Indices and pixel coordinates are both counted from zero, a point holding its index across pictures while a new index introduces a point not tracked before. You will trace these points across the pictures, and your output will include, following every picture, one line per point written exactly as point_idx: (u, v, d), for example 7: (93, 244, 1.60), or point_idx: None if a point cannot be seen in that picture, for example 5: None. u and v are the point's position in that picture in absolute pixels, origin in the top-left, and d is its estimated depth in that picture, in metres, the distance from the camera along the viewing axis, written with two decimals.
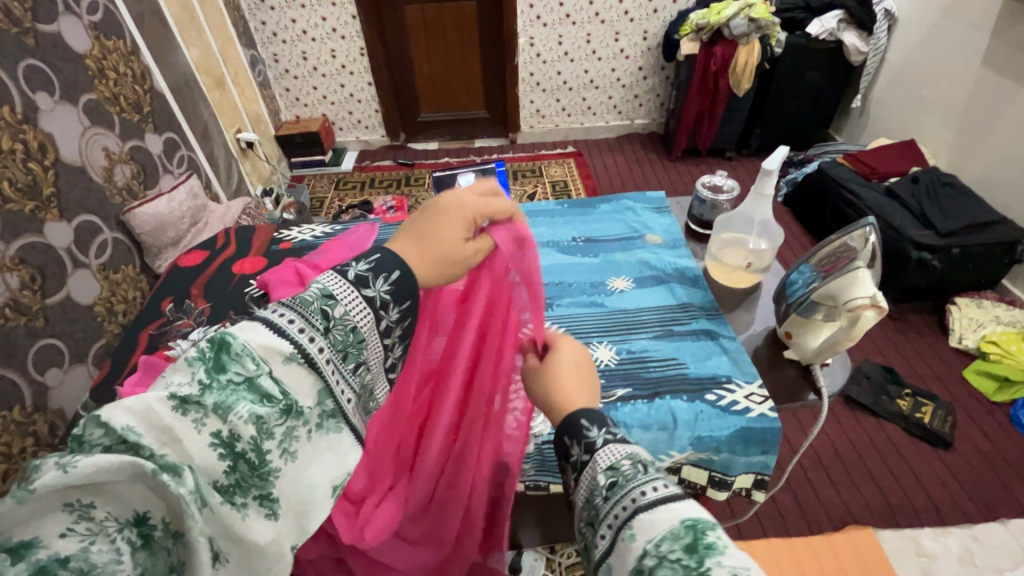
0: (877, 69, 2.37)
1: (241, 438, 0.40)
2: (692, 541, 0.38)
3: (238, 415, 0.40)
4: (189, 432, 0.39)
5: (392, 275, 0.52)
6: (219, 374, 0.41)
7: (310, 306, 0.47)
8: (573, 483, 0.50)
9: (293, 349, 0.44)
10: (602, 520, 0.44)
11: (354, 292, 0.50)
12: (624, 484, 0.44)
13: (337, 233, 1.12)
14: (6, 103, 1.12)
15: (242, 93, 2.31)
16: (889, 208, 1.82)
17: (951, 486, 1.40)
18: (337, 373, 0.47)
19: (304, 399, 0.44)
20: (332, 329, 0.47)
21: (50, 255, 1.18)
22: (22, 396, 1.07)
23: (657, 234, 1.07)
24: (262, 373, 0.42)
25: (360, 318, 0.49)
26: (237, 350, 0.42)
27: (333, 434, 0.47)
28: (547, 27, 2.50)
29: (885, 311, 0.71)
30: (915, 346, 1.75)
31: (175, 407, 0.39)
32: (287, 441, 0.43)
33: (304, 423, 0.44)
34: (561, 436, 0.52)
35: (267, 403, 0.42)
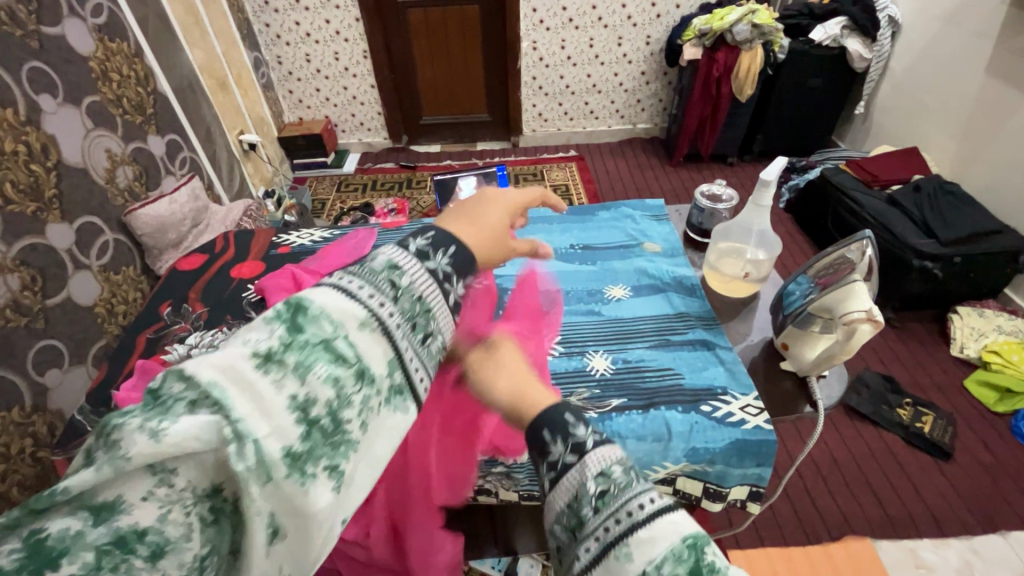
0: (881, 75, 2.36)
1: (317, 401, 0.32)
2: (696, 563, 0.33)
3: (317, 375, 0.32)
4: (268, 391, 0.31)
5: (452, 249, 0.43)
6: (298, 332, 0.33)
7: (377, 274, 0.38)
8: (547, 486, 0.42)
9: (367, 314, 0.36)
10: (588, 534, 0.38)
11: (417, 264, 0.40)
12: (617, 494, 0.38)
13: (336, 237, 1.12)
14: (10, 105, 1.13)
15: (246, 94, 2.32)
16: (891, 216, 1.81)
17: (950, 497, 1.39)
18: (410, 346, 0.38)
19: (377, 366, 0.35)
20: (402, 297, 0.38)
21: (51, 256, 1.18)
22: (21, 396, 1.08)
23: (655, 243, 1.07)
24: (338, 336, 0.34)
25: (429, 290, 0.40)
26: (315, 310, 0.34)
27: (406, 413, 0.37)
28: (550, 31, 2.50)
29: (882, 324, 0.70)
30: (916, 355, 1.74)
31: (257, 364, 0.31)
32: (366, 414, 0.34)
33: (378, 394, 0.35)
34: (539, 429, 0.44)
35: (342, 365, 0.33)
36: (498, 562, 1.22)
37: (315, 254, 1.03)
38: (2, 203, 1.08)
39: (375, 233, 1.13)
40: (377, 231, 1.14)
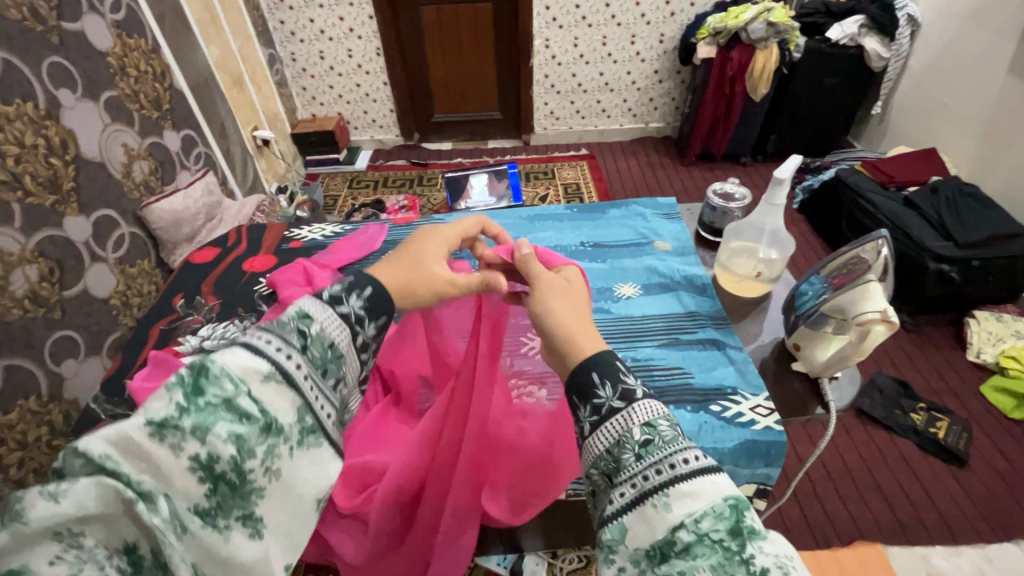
0: (899, 75, 2.33)
1: (220, 458, 0.41)
2: (736, 523, 0.38)
3: (218, 436, 0.41)
4: (168, 456, 0.40)
5: (365, 292, 0.55)
6: (197, 398, 0.41)
7: (288, 326, 0.47)
8: (587, 428, 0.47)
9: (271, 368, 0.44)
10: (627, 477, 0.43)
11: (330, 310, 0.51)
12: (661, 446, 0.43)
13: (347, 233, 1.13)
14: (31, 99, 1.15)
15: (260, 91, 2.34)
16: (907, 218, 1.79)
17: (964, 504, 1.37)
18: (317, 390, 0.48)
19: (281, 415, 0.45)
20: (309, 346, 0.48)
21: (69, 248, 1.20)
22: (38, 385, 1.10)
23: (666, 242, 1.06)
24: (240, 394, 0.42)
25: (338, 335, 0.50)
26: (215, 373, 0.42)
27: (313, 449, 0.47)
28: (563, 29, 2.49)
29: (896, 326, 0.70)
30: (931, 360, 1.71)
31: (152, 433, 0.40)
32: (270, 460, 0.44)
33: (285, 441, 0.45)
34: (587, 370, 0.49)
35: (246, 423, 0.42)
36: (503, 559, 1.21)
37: (327, 250, 1.04)
38: (22, 196, 1.10)
39: (386, 230, 1.14)
40: (388, 228, 1.15)
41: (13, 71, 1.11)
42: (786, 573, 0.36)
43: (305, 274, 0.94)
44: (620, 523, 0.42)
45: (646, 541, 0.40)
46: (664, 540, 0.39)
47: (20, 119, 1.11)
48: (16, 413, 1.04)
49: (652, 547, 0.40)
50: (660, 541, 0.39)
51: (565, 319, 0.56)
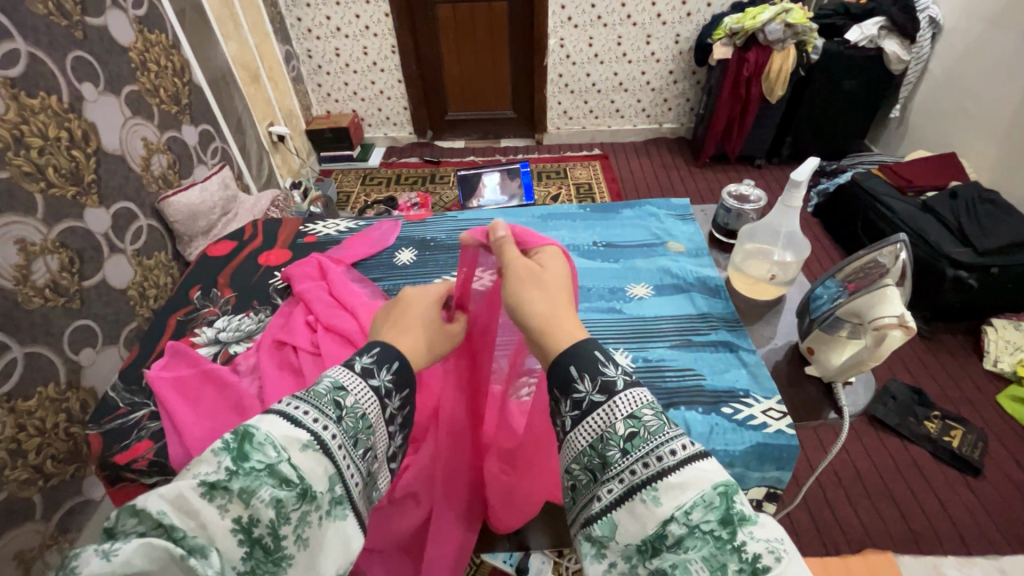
0: (919, 78, 2.29)
1: (259, 521, 0.39)
2: (726, 511, 0.38)
3: (261, 499, 0.40)
4: (214, 518, 0.38)
5: (394, 365, 0.53)
6: (244, 462, 0.41)
7: (323, 397, 0.46)
8: (568, 423, 0.48)
9: (310, 437, 0.43)
10: (614, 473, 0.44)
11: (362, 382, 0.50)
12: (646, 439, 0.43)
13: (361, 228, 1.13)
14: (54, 92, 1.17)
15: (276, 87, 2.37)
16: (924, 223, 1.76)
17: (978, 514, 1.35)
18: (348, 460, 0.46)
19: (317, 483, 0.43)
20: (344, 417, 0.46)
21: (88, 240, 1.23)
22: (57, 372, 1.12)
23: (679, 243, 1.05)
24: (283, 459, 0.41)
25: (370, 406, 0.49)
26: (260, 440, 0.42)
27: (338, 520, 0.44)
28: (578, 28, 2.49)
29: (914, 332, 0.68)
30: (946, 367, 1.69)
31: (203, 493, 0.38)
32: (301, 527, 0.41)
33: (316, 508, 0.43)
34: (565, 364, 0.49)
35: (287, 487, 0.41)
36: (509, 557, 1.22)
37: (341, 247, 1.05)
38: (45, 187, 1.12)
39: (399, 227, 1.14)
40: (401, 224, 1.15)
41: (38, 64, 1.13)
42: (778, 557, 0.36)
43: (320, 269, 0.96)
44: (610, 520, 0.43)
45: (637, 537, 0.40)
46: (654, 534, 0.40)
47: (44, 111, 1.14)
48: (36, 399, 1.07)
49: (642, 541, 0.40)
50: (651, 536, 0.40)
51: (540, 312, 0.54)
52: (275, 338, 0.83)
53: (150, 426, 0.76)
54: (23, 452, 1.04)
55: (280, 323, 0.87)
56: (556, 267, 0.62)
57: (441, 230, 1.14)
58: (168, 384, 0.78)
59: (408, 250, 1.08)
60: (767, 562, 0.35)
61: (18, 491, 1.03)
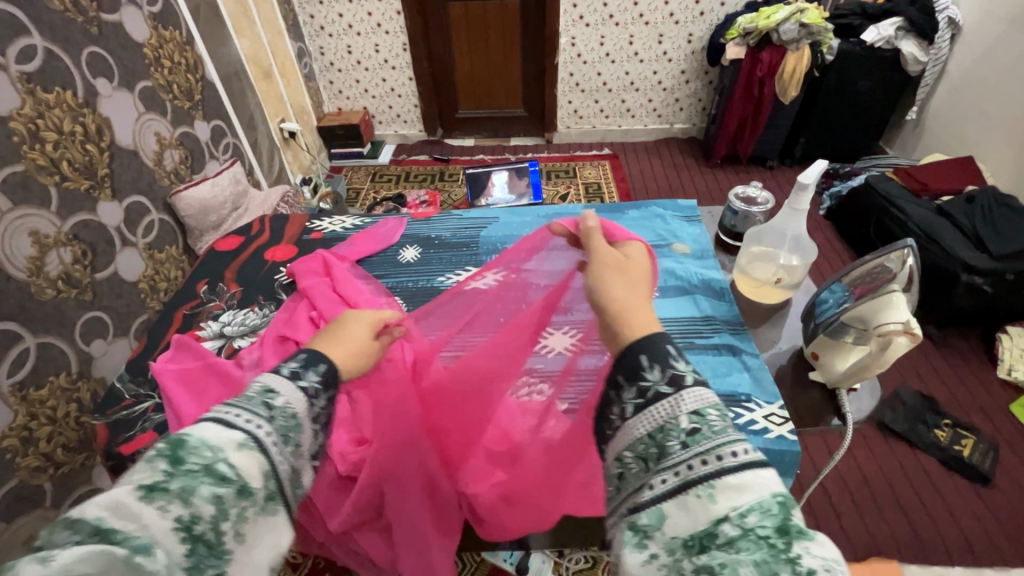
0: (936, 80, 2.26)
1: (200, 519, 0.39)
2: (784, 520, 0.36)
3: (201, 496, 0.39)
4: (155, 518, 0.37)
5: (320, 368, 0.54)
6: (179, 464, 0.40)
7: (252, 398, 0.46)
8: (629, 410, 0.46)
9: (245, 436, 0.43)
10: (671, 464, 0.41)
11: (291, 385, 0.50)
12: (708, 436, 0.41)
13: (366, 225, 1.14)
14: (70, 88, 1.19)
15: (288, 84, 2.38)
16: (938, 227, 1.73)
17: (988, 525, 1.32)
18: (284, 458, 0.46)
19: (254, 480, 0.42)
20: (276, 416, 0.46)
21: (101, 232, 1.25)
22: (69, 362, 1.14)
23: (685, 244, 1.04)
24: (220, 458, 0.41)
25: (300, 406, 0.49)
26: (194, 442, 0.41)
27: (268, 517, 0.44)
28: (590, 27, 2.47)
29: (920, 338, 0.68)
30: (959, 374, 1.66)
31: (141, 496, 0.37)
32: (240, 524, 0.42)
33: (254, 504, 0.43)
34: (636, 353, 0.47)
35: (225, 485, 0.41)
36: (510, 556, 1.22)
37: (346, 244, 1.05)
38: (59, 180, 1.14)
39: (404, 224, 1.15)
40: (406, 222, 1.16)
41: (54, 60, 1.15)
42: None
43: (325, 265, 0.96)
44: (658, 510, 0.41)
45: (686, 530, 0.38)
46: (705, 531, 0.37)
47: (59, 106, 1.16)
48: (48, 389, 1.09)
49: (690, 537, 0.38)
50: (701, 532, 0.38)
51: (617, 295, 0.55)
52: (278, 333, 0.84)
53: (155, 418, 0.77)
54: (34, 440, 1.06)
55: (285, 318, 0.87)
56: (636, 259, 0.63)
57: (446, 228, 1.14)
58: (174, 376, 0.79)
59: (412, 248, 1.08)
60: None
61: (29, 479, 1.05)
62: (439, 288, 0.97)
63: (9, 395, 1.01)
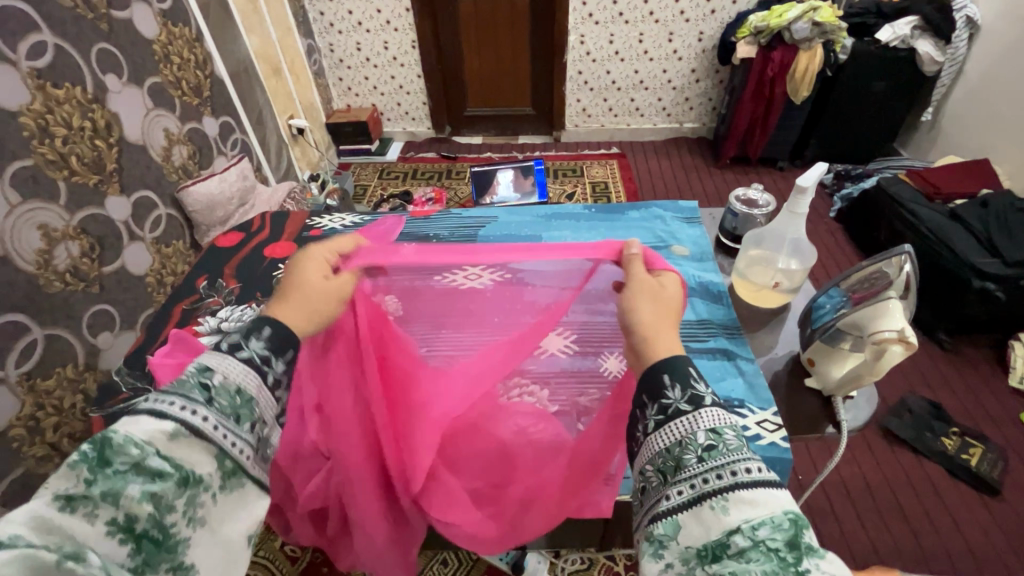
0: (953, 81, 2.21)
1: (139, 518, 0.39)
2: (795, 536, 0.37)
3: (132, 496, 0.39)
4: (83, 526, 0.37)
5: (264, 332, 0.53)
6: (105, 468, 0.39)
7: (186, 384, 0.45)
8: (651, 426, 0.48)
9: (177, 425, 0.43)
10: (686, 476, 0.43)
11: (232, 359, 0.49)
12: (724, 452, 0.43)
13: (366, 223, 1.14)
14: (80, 84, 1.21)
15: (297, 80, 2.40)
16: (950, 231, 1.69)
17: (994, 536, 1.30)
18: (231, 436, 0.46)
19: (199, 467, 0.43)
20: (215, 398, 0.46)
21: (109, 226, 1.26)
22: (76, 354, 1.16)
23: (684, 246, 1.03)
24: (148, 455, 0.41)
25: (244, 379, 0.48)
26: (120, 442, 0.40)
27: (237, 490, 0.46)
28: (599, 25, 2.45)
29: (915, 347, 0.67)
30: (968, 382, 1.63)
31: (62, 506, 0.37)
32: (192, 510, 0.42)
33: (206, 489, 0.44)
34: (658, 372, 0.49)
35: (161, 480, 0.41)
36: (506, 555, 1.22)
37: None
38: (68, 174, 1.16)
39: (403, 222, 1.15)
40: (406, 220, 1.16)
41: (64, 56, 1.17)
42: None
43: None
44: (674, 520, 0.42)
45: (699, 541, 0.40)
46: (717, 542, 0.39)
47: (69, 102, 1.17)
48: (55, 380, 1.11)
49: (704, 547, 0.39)
50: (713, 542, 0.39)
51: (645, 323, 0.57)
52: None
53: None
54: (41, 430, 1.08)
55: None
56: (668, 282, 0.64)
57: (444, 227, 1.14)
58: (170, 370, 0.79)
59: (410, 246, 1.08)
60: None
61: (35, 466, 1.07)
62: None
63: (17, 385, 1.03)
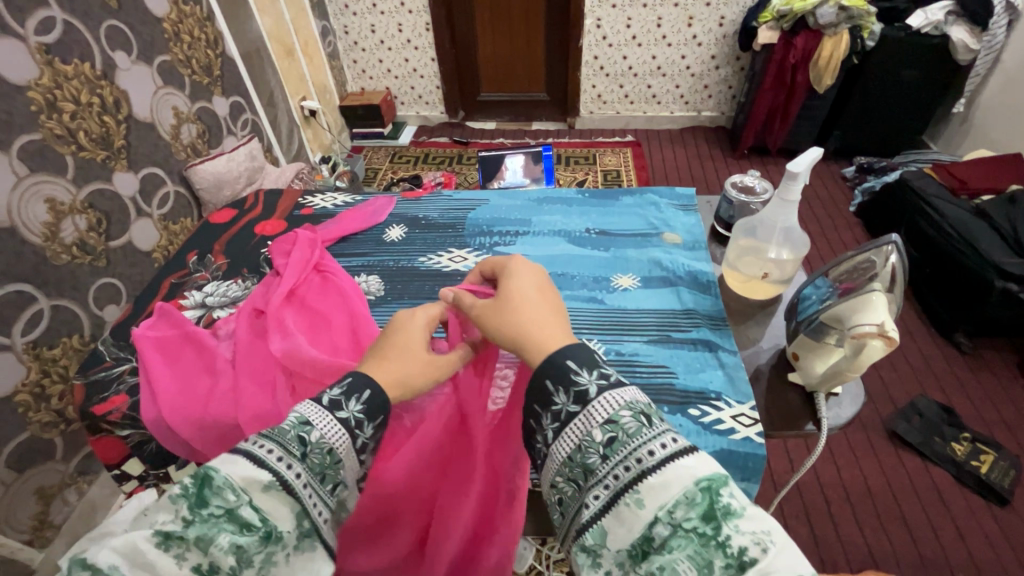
0: (988, 70, 2.10)
1: (219, 569, 0.37)
2: (709, 507, 0.36)
3: (220, 546, 0.38)
4: (169, 568, 0.36)
5: (364, 394, 0.51)
6: (201, 509, 0.39)
7: (287, 434, 0.45)
8: (550, 436, 0.46)
9: (273, 477, 0.42)
10: (598, 480, 0.41)
11: (328, 415, 0.48)
12: (624, 442, 0.41)
13: (357, 204, 1.15)
14: (88, 60, 1.22)
15: (311, 62, 2.40)
16: (975, 228, 1.60)
17: (999, 548, 1.24)
18: (315, 496, 0.44)
19: (282, 523, 0.41)
20: (309, 453, 0.45)
21: (116, 202, 1.28)
22: (82, 326, 1.19)
23: (676, 234, 1.00)
24: (242, 503, 0.40)
25: (337, 439, 0.47)
26: (219, 483, 0.40)
27: (306, 553, 0.42)
28: (616, 8, 2.39)
29: (897, 342, 0.63)
30: (985, 388, 1.56)
31: (158, 542, 0.37)
32: (265, 568, 0.39)
33: (283, 548, 0.40)
34: (541, 379, 0.48)
35: (247, 533, 0.39)
36: None
37: (331, 222, 1.08)
38: (75, 150, 1.18)
39: (394, 203, 1.16)
40: (397, 201, 1.17)
41: (74, 32, 1.18)
42: (764, 550, 0.33)
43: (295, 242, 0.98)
44: (599, 529, 0.40)
45: (626, 542, 0.38)
46: (642, 537, 0.37)
47: (77, 78, 1.18)
48: (60, 349, 1.14)
49: (632, 546, 0.38)
50: (639, 540, 0.37)
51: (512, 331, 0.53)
52: (253, 306, 0.85)
53: (129, 381, 0.81)
54: (46, 397, 1.11)
55: (261, 293, 0.88)
56: (516, 281, 0.58)
57: (435, 208, 1.13)
58: (151, 344, 0.82)
59: (398, 227, 1.09)
60: (753, 555, 0.33)
61: (40, 432, 1.10)
62: (417, 268, 0.97)
63: (23, 352, 1.06)
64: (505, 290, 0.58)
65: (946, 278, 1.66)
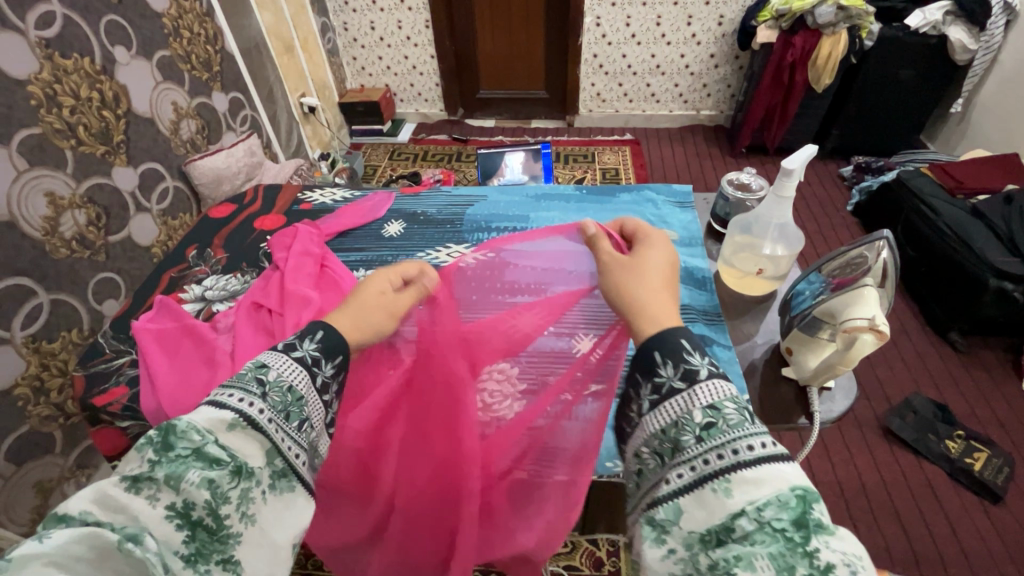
0: (986, 70, 2.10)
1: (196, 504, 0.39)
2: (802, 514, 0.36)
3: (190, 482, 0.39)
4: (144, 508, 0.38)
5: (317, 335, 0.52)
6: (167, 452, 0.40)
7: (244, 376, 0.46)
8: (645, 406, 0.47)
9: (236, 415, 0.43)
10: (685, 459, 0.42)
11: (284, 357, 0.49)
12: (723, 431, 0.41)
13: (355, 199, 1.16)
14: (87, 54, 1.22)
15: (310, 59, 2.40)
16: (970, 228, 1.61)
17: (990, 543, 1.26)
18: (282, 433, 0.45)
19: (253, 459, 0.42)
20: (269, 392, 0.45)
21: (116, 197, 1.28)
22: (80, 320, 1.19)
23: (673, 230, 1.01)
24: (207, 442, 0.41)
25: (296, 377, 0.47)
26: (182, 429, 0.41)
27: (286, 492, 0.44)
28: (616, 6, 2.39)
29: (887, 337, 0.65)
30: (978, 385, 1.57)
31: (128, 486, 0.38)
32: (244, 504, 0.41)
33: (258, 484, 0.42)
34: (649, 350, 0.48)
35: (218, 468, 0.40)
36: None
37: (330, 219, 1.09)
38: (75, 144, 1.18)
39: (392, 199, 1.17)
40: (395, 197, 1.17)
41: (73, 26, 1.18)
42: (854, 571, 0.33)
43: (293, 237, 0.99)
44: (673, 505, 0.41)
45: (702, 525, 0.38)
46: (722, 526, 0.38)
47: (76, 72, 1.19)
48: (59, 343, 1.14)
49: (707, 531, 0.38)
50: (717, 526, 0.38)
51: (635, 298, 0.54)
52: (252, 300, 0.86)
53: (128, 372, 0.82)
54: (45, 391, 1.11)
55: (261, 286, 0.89)
56: (653, 252, 0.60)
57: (434, 204, 1.14)
58: (151, 336, 0.83)
59: (396, 222, 1.09)
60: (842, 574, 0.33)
61: (39, 426, 1.10)
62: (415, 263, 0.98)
63: (22, 346, 1.06)
64: (640, 258, 0.59)
65: (940, 276, 1.67)
